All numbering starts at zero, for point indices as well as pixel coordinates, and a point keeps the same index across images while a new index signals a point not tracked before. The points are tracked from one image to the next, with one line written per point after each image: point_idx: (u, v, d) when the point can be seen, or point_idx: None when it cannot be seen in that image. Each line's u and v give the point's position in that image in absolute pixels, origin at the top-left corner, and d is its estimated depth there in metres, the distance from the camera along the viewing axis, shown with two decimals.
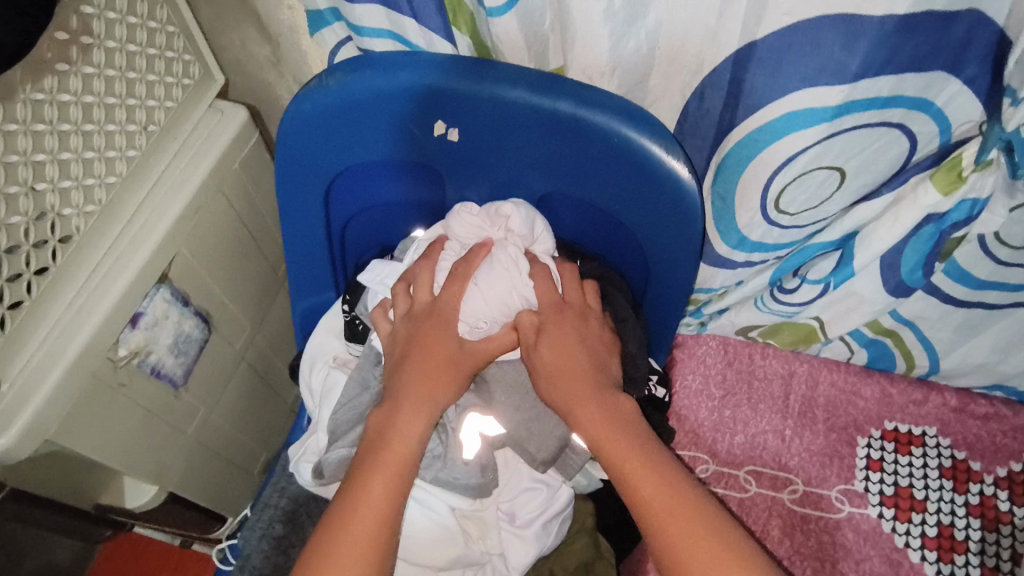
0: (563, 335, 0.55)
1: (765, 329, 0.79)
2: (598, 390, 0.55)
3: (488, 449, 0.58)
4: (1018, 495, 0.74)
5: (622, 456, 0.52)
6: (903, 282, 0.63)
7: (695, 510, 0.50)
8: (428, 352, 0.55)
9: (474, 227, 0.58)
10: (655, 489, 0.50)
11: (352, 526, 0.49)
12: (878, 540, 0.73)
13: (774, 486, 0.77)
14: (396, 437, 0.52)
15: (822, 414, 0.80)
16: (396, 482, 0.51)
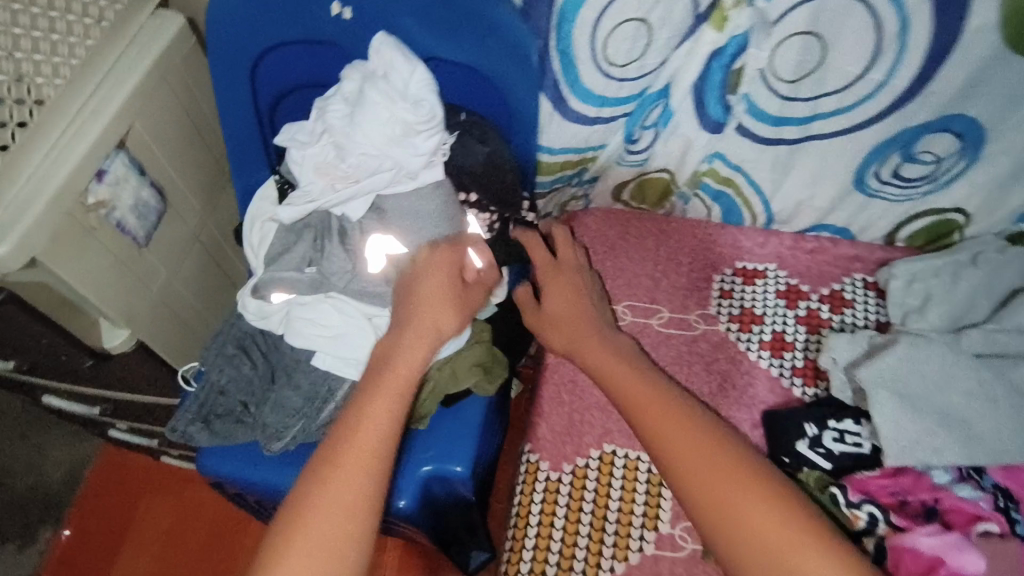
0: (561, 295, 0.80)
1: (634, 188, 0.97)
2: (598, 334, 0.78)
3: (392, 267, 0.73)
4: (838, 307, 0.93)
5: (634, 398, 0.70)
6: (712, 119, 0.80)
7: (698, 434, 0.64)
8: (417, 290, 0.68)
9: (359, 74, 0.72)
10: (657, 415, 0.67)
11: (356, 444, 0.62)
12: (726, 348, 0.91)
13: (645, 315, 0.94)
14: (399, 359, 0.66)
15: (686, 257, 0.98)
16: (401, 392, 0.65)
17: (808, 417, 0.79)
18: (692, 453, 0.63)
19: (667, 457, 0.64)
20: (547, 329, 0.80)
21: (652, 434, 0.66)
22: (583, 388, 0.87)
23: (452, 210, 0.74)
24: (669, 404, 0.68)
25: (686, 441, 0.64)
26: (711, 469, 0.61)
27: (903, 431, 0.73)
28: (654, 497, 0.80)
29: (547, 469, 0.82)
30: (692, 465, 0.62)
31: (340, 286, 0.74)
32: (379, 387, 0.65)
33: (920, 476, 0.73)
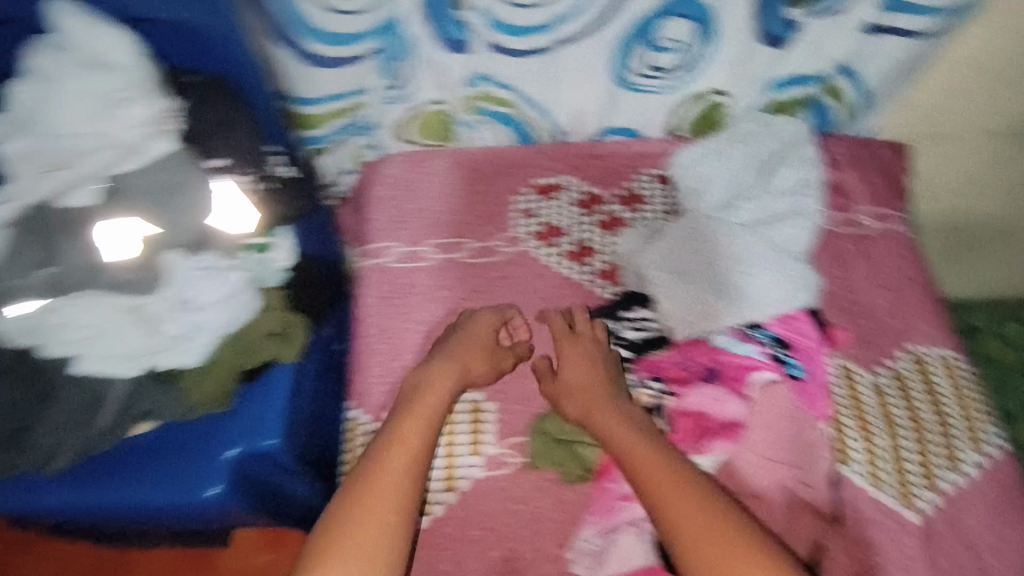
0: (573, 357, 0.80)
1: (418, 126, 0.94)
2: (608, 397, 0.76)
3: (140, 250, 0.67)
4: (633, 205, 0.96)
5: (619, 439, 0.71)
6: (447, 37, 0.79)
7: (659, 463, 0.67)
8: (429, 375, 0.77)
9: (51, 52, 0.66)
10: (635, 443, 0.70)
11: (381, 485, 0.64)
12: (532, 267, 0.91)
13: (449, 249, 0.94)
14: (427, 395, 0.74)
15: (483, 187, 0.99)
16: (386, 447, 0.68)
17: (602, 314, 0.85)
18: (660, 470, 0.67)
19: (646, 477, 0.67)
20: (552, 391, 0.80)
21: (625, 453, 0.70)
22: (395, 332, 0.88)
23: (192, 178, 0.68)
24: (637, 429, 0.72)
25: (659, 460, 0.68)
26: (680, 488, 0.65)
27: (687, 308, 0.80)
28: (476, 424, 0.81)
29: (368, 422, 0.82)
30: (670, 483, 0.65)
31: (81, 285, 0.65)
32: (411, 416, 0.71)
33: (706, 342, 0.79)
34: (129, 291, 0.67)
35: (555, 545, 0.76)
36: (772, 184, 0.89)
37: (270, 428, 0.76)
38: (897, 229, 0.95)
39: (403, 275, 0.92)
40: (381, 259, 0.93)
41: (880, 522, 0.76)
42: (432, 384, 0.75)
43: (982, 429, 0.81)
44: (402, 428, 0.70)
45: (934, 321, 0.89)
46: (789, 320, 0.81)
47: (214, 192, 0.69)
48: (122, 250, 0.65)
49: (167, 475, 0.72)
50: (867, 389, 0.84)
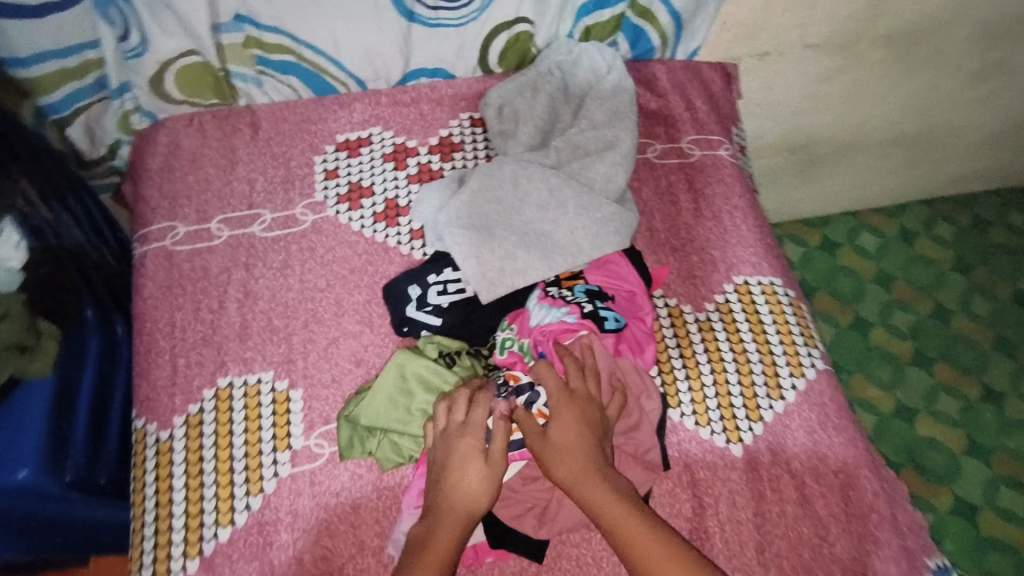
0: (571, 419, 0.64)
1: (185, 86, 0.83)
2: (598, 466, 0.62)
3: None
4: (447, 154, 0.88)
5: (608, 511, 0.60)
6: None
7: (665, 543, 0.58)
8: (461, 456, 0.63)
9: None
10: (623, 510, 0.60)
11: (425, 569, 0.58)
12: (337, 232, 0.82)
13: (244, 225, 0.82)
14: (450, 502, 0.62)
15: (278, 147, 0.86)
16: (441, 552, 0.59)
17: (411, 279, 0.76)
18: (645, 545, 0.58)
19: (630, 549, 0.58)
20: (548, 458, 0.64)
21: (611, 523, 0.60)
22: (185, 327, 0.77)
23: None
24: (610, 488, 0.61)
25: (644, 532, 0.59)
26: (669, 561, 0.57)
27: (485, 264, 0.72)
28: (282, 415, 0.73)
29: (155, 430, 0.73)
30: (654, 559, 0.57)
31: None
32: (452, 493, 0.62)
33: (525, 316, 0.74)
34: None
35: (375, 536, 0.68)
36: (587, 122, 0.84)
37: (23, 457, 0.65)
38: (721, 155, 0.93)
39: (189, 259, 0.80)
40: (162, 244, 0.81)
41: (703, 460, 0.75)
42: (455, 459, 0.63)
43: (801, 355, 0.80)
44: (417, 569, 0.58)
45: (758, 246, 0.87)
46: (603, 265, 0.77)
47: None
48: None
49: None
50: (693, 326, 0.81)
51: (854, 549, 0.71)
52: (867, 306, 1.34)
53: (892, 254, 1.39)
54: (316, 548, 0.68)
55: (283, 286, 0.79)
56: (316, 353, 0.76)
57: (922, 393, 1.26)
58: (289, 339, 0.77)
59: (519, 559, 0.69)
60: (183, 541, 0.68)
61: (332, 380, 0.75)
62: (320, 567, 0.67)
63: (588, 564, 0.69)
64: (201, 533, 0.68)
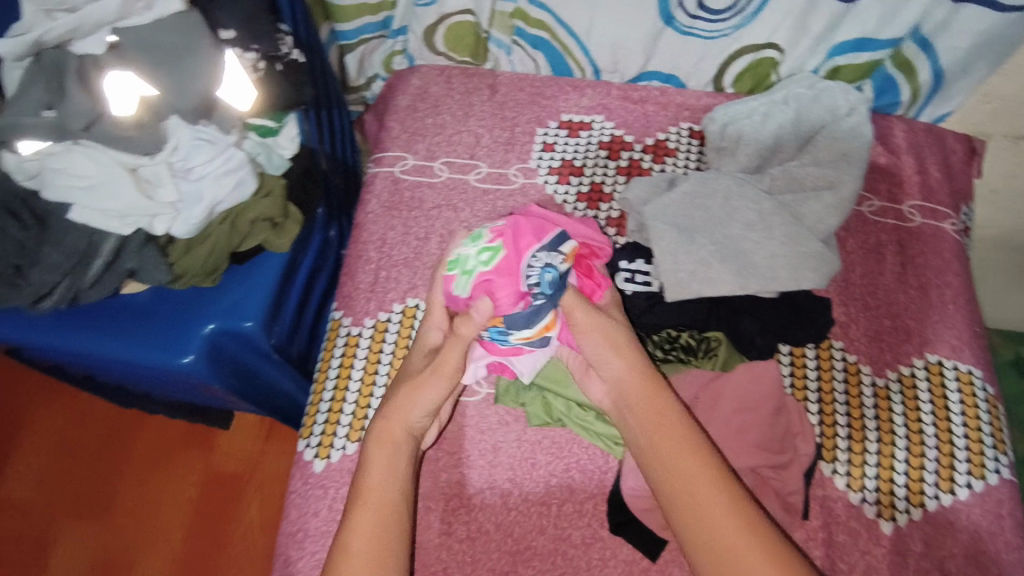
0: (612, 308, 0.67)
1: (449, 40, 0.92)
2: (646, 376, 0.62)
3: (147, 111, 0.69)
4: (659, 157, 0.91)
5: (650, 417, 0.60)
6: None
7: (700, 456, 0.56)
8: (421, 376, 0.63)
9: None
10: (665, 421, 0.59)
11: (395, 429, 0.62)
12: (541, 200, 0.88)
13: (462, 172, 0.90)
14: (400, 416, 0.62)
15: (509, 112, 0.94)
16: (393, 452, 0.61)
17: None
18: (689, 456, 0.56)
19: (668, 459, 0.57)
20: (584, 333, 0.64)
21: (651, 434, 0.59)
22: (392, 246, 0.86)
23: (200, 47, 0.68)
24: (672, 411, 0.59)
25: (683, 446, 0.57)
26: (705, 478, 0.55)
27: (679, 264, 0.73)
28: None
29: (348, 324, 0.81)
30: (699, 481, 0.55)
31: (89, 133, 0.68)
32: (400, 409, 0.62)
33: (495, 289, 0.60)
34: (135, 150, 0.69)
35: (508, 480, 0.73)
36: (812, 158, 0.82)
37: (251, 310, 0.76)
38: (944, 227, 0.87)
39: (409, 189, 0.89)
40: (391, 170, 0.90)
41: (846, 525, 0.70)
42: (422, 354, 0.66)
43: (986, 456, 0.73)
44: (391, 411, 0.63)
45: (963, 331, 0.80)
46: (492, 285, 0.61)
47: (227, 65, 0.69)
48: (128, 104, 0.67)
49: (144, 338, 0.73)
50: (868, 389, 0.77)
51: None
52: None
53: None
54: (454, 472, 0.73)
55: None
56: None
57: None
58: None
59: (633, 550, 0.70)
60: (348, 424, 0.75)
61: None
62: (452, 491, 0.72)
63: None
64: (363, 424, 0.75)
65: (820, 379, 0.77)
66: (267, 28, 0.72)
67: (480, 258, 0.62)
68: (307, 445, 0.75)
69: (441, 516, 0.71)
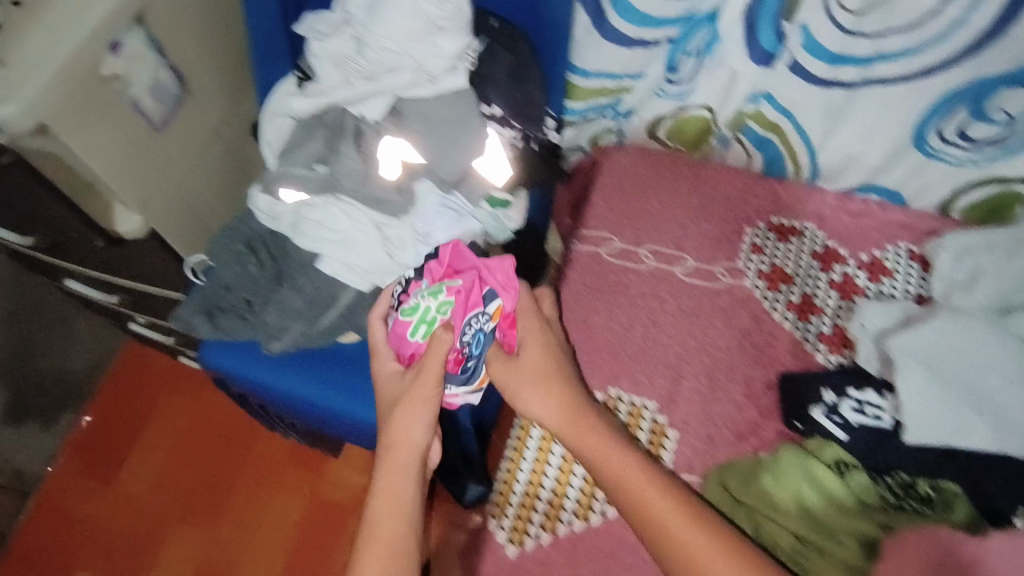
0: (544, 353, 0.68)
1: (671, 129, 0.90)
2: (619, 444, 0.64)
3: (406, 176, 0.70)
4: (875, 275, 0.87)
5: (630, 489, 0.60)
6: (765, 53, 0.72)
7: (703, 533, 0.57)
8: (409, 404, 0.62)
9: None
10: (654, 496, 0.60)
11: (389, 488, 0.60)
12: (748, 303, 0.86)
13: (668, 262, 0.89)
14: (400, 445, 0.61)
15: (718, 207, 0.92)
16: (400, 473, 0.61)
17: (826, 384, 0.75)
18: (690, 531, 0.57)
19: (665, 535, 0.58)
20: (539, 397, 0.67)
21: (637, 509, 0.60)
22: (594, 329, 0.85)
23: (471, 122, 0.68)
24: (658, 483, 0.60)
25: (680, 519, 0.58)
26: (713, 556, 0.55)
27: (927, 407, 0.69)
28: (656, 447, 0.77)
29: None
30: (694, 551, 0.56)
31: (347, 188, 0.69)
32: (401, 435, 0.62)
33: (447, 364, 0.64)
34: (387, 211, 0.70)
35: None
36: None
37: None
38: None
39: (613, 271, 0.89)
40: (597, 251, 0.90)
41: None
42: (399, 409, 0.62)
43: None
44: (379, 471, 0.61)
45: None
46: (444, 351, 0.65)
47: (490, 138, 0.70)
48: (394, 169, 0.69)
49: (360, 394, 0.74)
50: None
51: None
52: None
53: None
54: None
55: (685, 331, 0.85)
56: (699, 404, 0.80)
57: None
58: (679, 380, 0.81)
59: None
60: (544, 515, 0.73)
61: (708, 439, 0.77)
62: None
63: None
64: (559, 515, 0.73)
65: None
66: (529, 114, 0.70)
67: (439, 309, 0.64)
68: (500, 527, 0.74)
69: None
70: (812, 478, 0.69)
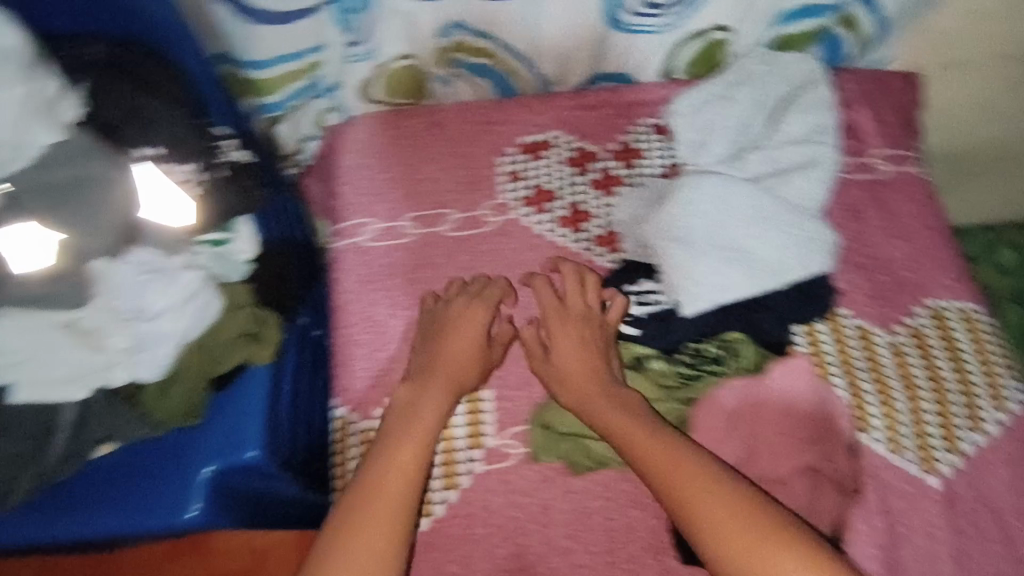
0: (571, 346, 0.74)
1: (389, 89, 0.84)
2: (604, 386, 0.71)
3: (67, 260, 0.58)
4: (631, 161, 0.87)
5: (607, 419, 0.68)
6: None
7: (654, 441, 0.64)
8: (449, 354, 0.73)
9: None
10: (614, 415, 0.68)
11: (382, 488, 0.61)
12: (522, 234, 0.84)
13: (432, 223, 0.85)
14: (389, 489, 0.61)
15: (464, 147, 0.88)
16: (410, 473, 0.63)
17: (604, 288, 0.78)
18: (632, 424, 0.67)
19: (620, 438, 0.67)
20: (551, 375, 0.74)
21: (606, 428, 0.68)
22: (382, 323, 0.80)
23: (105, 172, 0.58)
24: (643, 410, 0.68)
25: (643, 428, 0.66)
26: (695, 469, 0.61)
27: (696, 276, 0.71)
28: (475, 426, 0.75)
29: (357, 421, 0.76)
30: (615, 419, 0.68)
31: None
32: (392, 460, 0.63)
33: None
34: (53, 305, 0.59)
35: (565, 538, 0.72)
36: (785, 135, 0.80)
37: (250, 438, 0.69)
38: (910, 172, 0.89)
39: (380, 256, 0.83)
40: (357, 240, 0.84)
41: (902, 491, 0.73)
42: (381, 462, 0.63)
43: (1003, 383, 0.77)
44: (387, 469, 0.63)
45: (951, 269, 0.83)
46: None
47: (137, 178, 0.60)
48: (34, 260, 0.56)
49: (135, 497, 0.66)
50: (884, 348, 0.79)
51: None
52: None
53: None
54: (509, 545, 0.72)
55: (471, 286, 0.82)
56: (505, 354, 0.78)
57: None
58: None
59: None
60: None
61: (524, 380, 0.77)
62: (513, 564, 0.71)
63: None
64: None
65: (838, 351, 0.79)
66: (184, 115, 0.66)
67: None
68: None
69: None
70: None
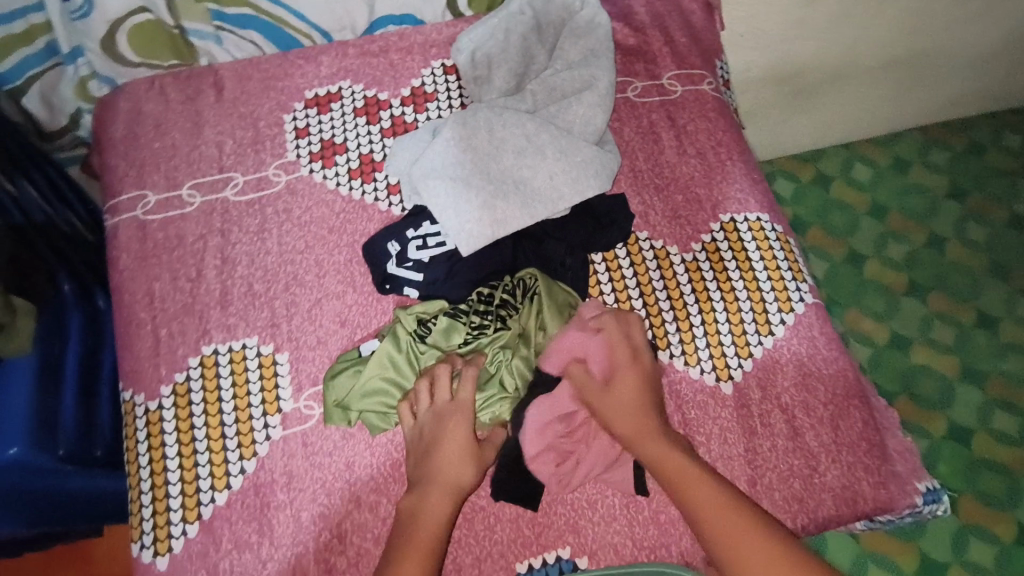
0: (632, 378, 0.70)
1: (144, 49, 0.81)
2: (659, 426, 0.68)
3: None
4: (421, 105, 0.84)
5: (658, 453, 0.65)
6: None
7: (705, 472, 0.63)
8: (447, 441, 0.67)
9: None
10: (670, 453, 0.65)
11: (423, 515, 0.63)
12: (312, 192, 0.80)
13: (216, 190, 0.80)
14: (426, 518, 0.63)
15: (245, 107, 0.83)
16: (438, 510, 0.63)
17: (389, 236, 0.76)
18: (677, 457, 0.65)
19: (674, 479, 0.63)
20: (607, 410, 0.69)
21: (662, 467, 0.64)
22: (165, 299, 0.76)
23: None
24: (679, 443, 0.67)
25: (686, 462, 0.64)
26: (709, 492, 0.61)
27: (462, 215, 0.70)
28: (270, 396, 0.73)
29: (143, 400, 0.73)
30: (663, 457, 0.65)
31: None
32: (423, 502, 0.64)
33: None
34: None
35: (371, 492, 0.70)
36: (562, 64, 0.82)
37: (14, 435, 0.67)
38: (704, 90, 0.89)
39: (159, 229, 0.79)
40: (132, 215, 0.79)
41: (694, 400, 0.76)
42: (417, 516, 0.63)
43: (789, 289, 0.80)
44: (424, 508, 0.63)
45: (744, 182, 0.85)
46: None
47: None
48: None
49: None
50: (679, 267, 0.81)
51: (843, 477, 0.73)
52: (860, 239, 1.33)
53: (886, 184, 1.37)
54: (314, 507, 0.69)
55: (261, 250, 0.78)
56: (300, 316, 0.76)
57: (916, 323, 1.25)
58: (272, 303, 0.76)
59: (515, 507, 0.71)
60: (180, 501, 0.70)
61: (319, 341, 0.75)
62: (319, 525, 0.69)
63: (583, 507, 0.71)
64: (198, 499, 0.69)
65: (636, 274, 0.80)
66: None
67: None
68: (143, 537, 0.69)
69: (315, 556, 0.68)
70: (400, 358, 0.72)
